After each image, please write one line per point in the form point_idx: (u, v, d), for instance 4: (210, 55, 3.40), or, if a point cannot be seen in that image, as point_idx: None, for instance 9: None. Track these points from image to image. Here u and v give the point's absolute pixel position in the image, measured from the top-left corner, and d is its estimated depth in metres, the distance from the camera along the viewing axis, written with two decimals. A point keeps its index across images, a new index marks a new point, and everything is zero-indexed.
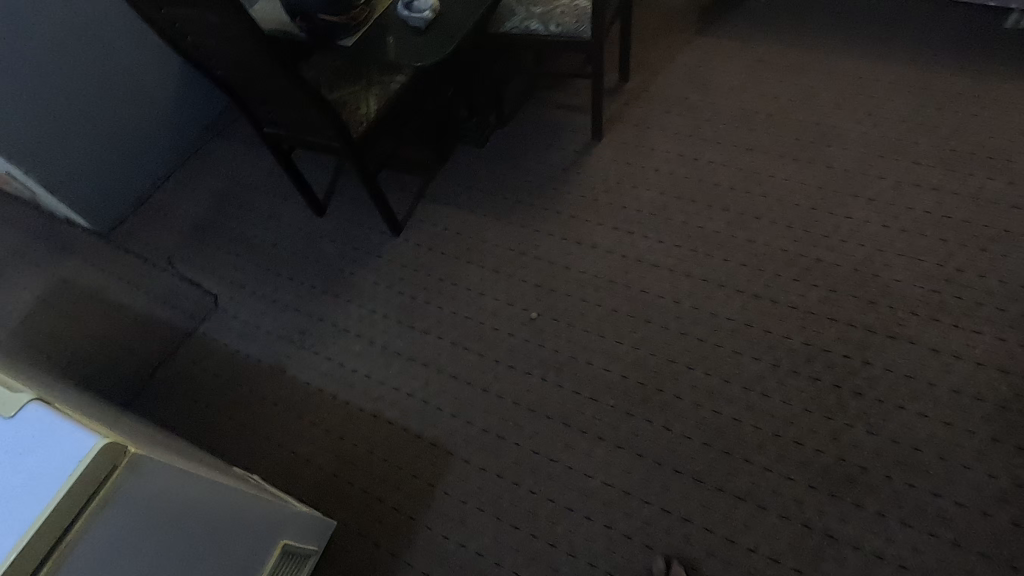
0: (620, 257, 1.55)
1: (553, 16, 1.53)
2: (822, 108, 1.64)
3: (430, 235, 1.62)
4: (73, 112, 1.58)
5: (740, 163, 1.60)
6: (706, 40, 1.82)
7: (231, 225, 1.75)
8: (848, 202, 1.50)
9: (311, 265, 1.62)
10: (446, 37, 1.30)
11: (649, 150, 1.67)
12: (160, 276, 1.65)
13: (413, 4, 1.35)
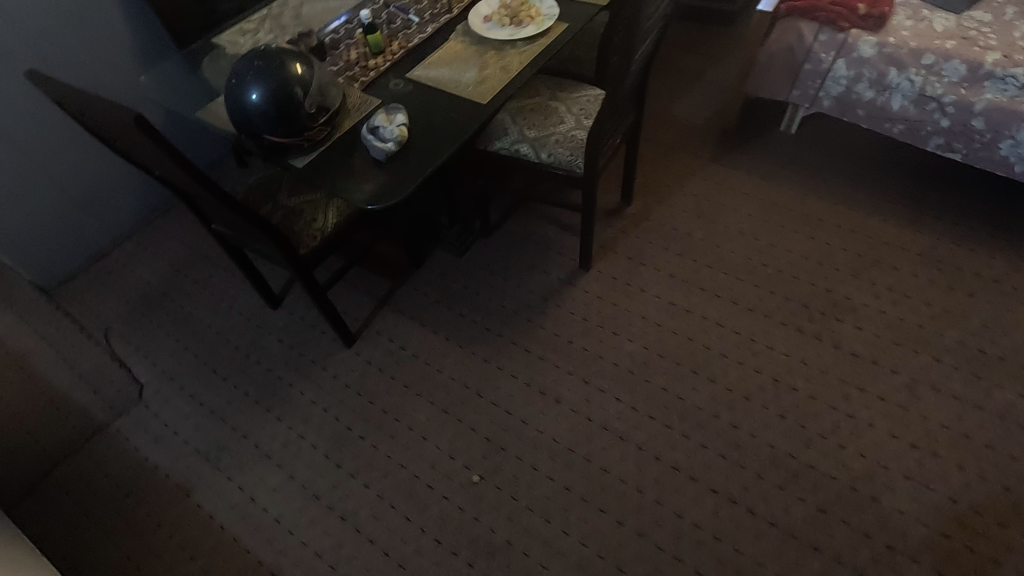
0: (585, 419, 1.41)
1: (546, 143, 1.43)
2: (830, 279, 1.59)
3: (390, 354, 1.58)
4: (35, 171, 1.68)
5: (739, 327, 1.53)
6: (716, 189, 1.83)
7: (182, 304, 1.76)
8: (852, 395, 1.39)
9: (250, 368, 1.60)
10: (410, 178, 1.12)
11: (645, 294, 1.62)
12: (92, 351, 1.68)
13: (378, 130, 1.15)
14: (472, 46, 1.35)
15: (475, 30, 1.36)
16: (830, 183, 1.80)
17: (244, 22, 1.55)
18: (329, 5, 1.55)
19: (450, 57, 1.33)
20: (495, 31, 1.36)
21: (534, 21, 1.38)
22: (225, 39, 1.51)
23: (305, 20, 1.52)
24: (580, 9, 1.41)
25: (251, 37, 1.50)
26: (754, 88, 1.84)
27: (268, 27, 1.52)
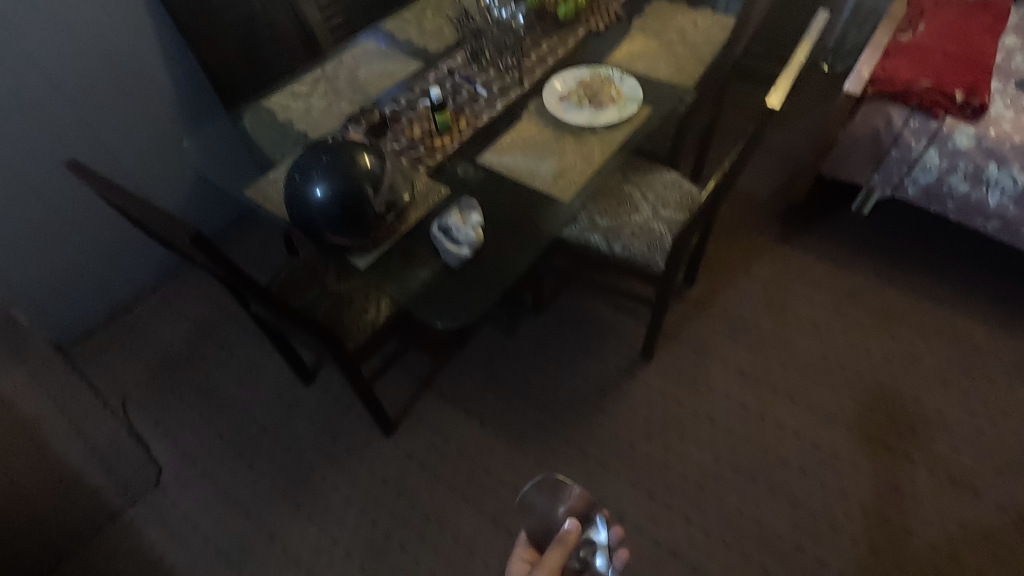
0: (651, 542, 1.28)
1: (620, 234, 1.31)
2: (917, 387, 1.46)
3: (432, 447, 1.44)
4: (65, 220, 1.58)
5: (819, 439, 1.39)
6: (785, 273, 1.71)
7: (206, 372, 1.63)
8: (950, 531, 1.26)
9: (279, 454, 1.46)
10: (481, 292, 1.04)
11: (712, 392, 1.49)
12: (107, 422, 1.55)
13: (450, 232, 1.03)
14: (549, 130, 1.24)
15: (552, 112, 1.26)
16: (910, 274, 1.67)
17: (296, 83, 1.45)
18: (388, 69, 1.45)
19: (525, 143, 1.22)
20: (574, 114, 1.25)
21: (615, 104, 1.27)
22: (275, 102, 1.40)
23: (361, 83, 1.42)
24: (665, 93, 1.31)
25: (303, 100, 1.39)
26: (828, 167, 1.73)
27: (322, 90, 1.42)
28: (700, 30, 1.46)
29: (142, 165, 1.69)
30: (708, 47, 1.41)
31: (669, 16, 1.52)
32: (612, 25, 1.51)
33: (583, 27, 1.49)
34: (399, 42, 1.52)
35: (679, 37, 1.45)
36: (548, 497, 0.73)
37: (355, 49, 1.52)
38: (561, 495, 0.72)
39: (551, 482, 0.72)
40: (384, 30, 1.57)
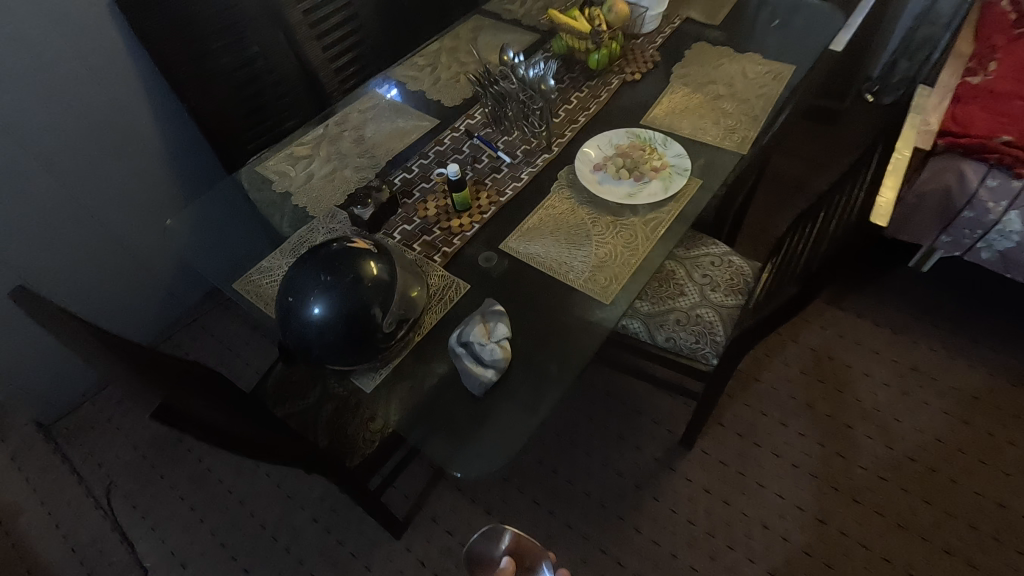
0: None
1: (662, 322, 1.15)
2: (1000, 488, 1.28)
3: (448, 552, 1.29)
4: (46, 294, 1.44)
5: (891, 552, 1.22)
6: (840, 343, 1.53)
7: (198, 455, 1.48)
8: None
9: (277, 557, 1.31)
10: (514, 426, 0.85)
11: (764, 489, 1.32)
12: (89, 516, 1.41)
13: (478, 350, 0.86)
14: (584, 208, 1.08)
15: (587, 186, 1.09)
16: (982, 346, 1.49)
17: (296, 143, 1.30)
18: (398, 126, 1.29)
19: (558, 225, 1.06)
20: (612, 189, 1.09)
21: (660, 176, 1.10)
22: (272, 167, 1.25)
23: (369, 145, 1.26)
24: (716, 160, 1.14)
25: (304, 165, 1.24)
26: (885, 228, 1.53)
27: (324, 152, 1.26)
28: (750, 80, 1.30)
29: (139, 224, 1.56)
30: (761, 101, 1.25)
31: (713, 62, 1.35)
32: (649, 73, 1.35)
33: (617, 77, 1.33)
34: (411, 95, 1.37)
35: (727, 89, 1.28)
36: (486, 543, 0.71)
37: (362, 102, 1.37)
38: (495, 539, 0.70)
39: (485, 531, 0.71)
40: (395, 78, 1.42)
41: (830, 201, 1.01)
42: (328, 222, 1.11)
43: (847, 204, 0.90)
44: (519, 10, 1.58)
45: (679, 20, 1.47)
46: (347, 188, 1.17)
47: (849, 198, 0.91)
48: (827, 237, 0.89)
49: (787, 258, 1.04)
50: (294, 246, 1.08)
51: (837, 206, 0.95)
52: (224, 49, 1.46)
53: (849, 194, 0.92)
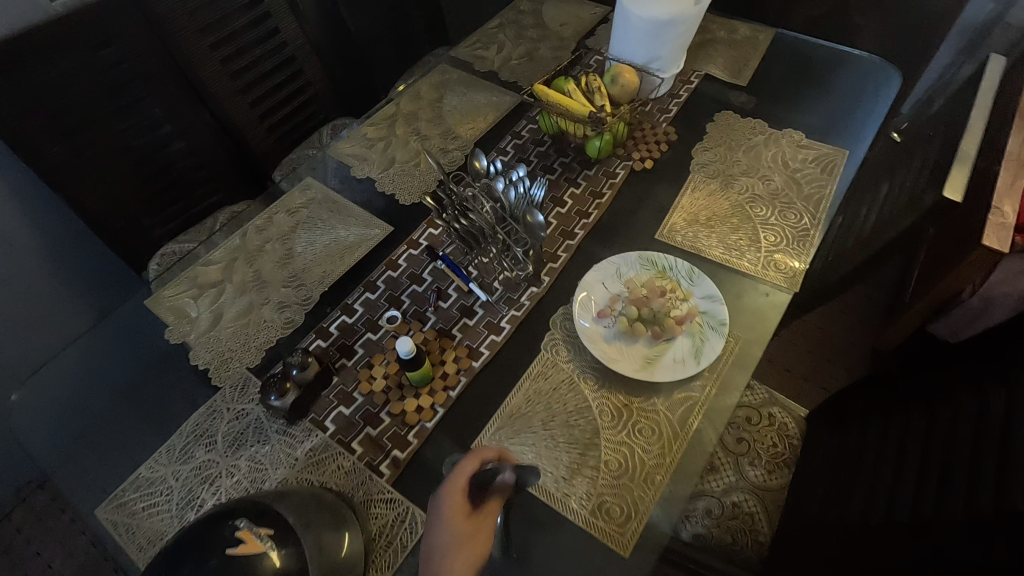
0: None
1: (688, 512, 0.87)
2: None
3: None
4: None
5: None
6: None
7: None
8: None
9: None
10: None
11: None
12: None
13: None
14: (587, 381, 0.79)
15: (590, 347, 0.81)
16: None
17: (203, 260, 0.98)
18: (340, 238, 0.99)
19: (551, 410, 0.77)
20: (623, 352, 0.81)
21: (687, 330, 0.82)
22: (168, 298, 0.93)
23: (300, 266, 0.95)
24: (758, 300, 0.87)
25: (210, 299, 0.92)
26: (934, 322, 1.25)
27: (239, 276, 0.95)
28: (793, 172, 1.02)
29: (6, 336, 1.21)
30: (809, 205, 0.97)
31: (744, 143, 1.06)
32: (663, 158, 1.06)
33: (622, 165, 1.05)
34: (359, 186, 1.06)
35: (766, 186, 1.00)
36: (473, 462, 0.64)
37: (294, 196, 1.05)
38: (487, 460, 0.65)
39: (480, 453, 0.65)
40: (338, 159, 1.10)
41: (890, 410, 0.86)
42: (235, 403, 0.80)
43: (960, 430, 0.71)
44: (494, 57, 1.27)
45: (696, 79, 1.18)
46: (267, 339, 0.87)
47: (936, 423, 0.76)
48: (921, 470, 0.72)
49: (841, 459, 0.86)
50: (186, 446, 0.77)
51: (937, 416, 0.76)
52: (113, 117, 1.12)
53: (955, 411, 0.74)
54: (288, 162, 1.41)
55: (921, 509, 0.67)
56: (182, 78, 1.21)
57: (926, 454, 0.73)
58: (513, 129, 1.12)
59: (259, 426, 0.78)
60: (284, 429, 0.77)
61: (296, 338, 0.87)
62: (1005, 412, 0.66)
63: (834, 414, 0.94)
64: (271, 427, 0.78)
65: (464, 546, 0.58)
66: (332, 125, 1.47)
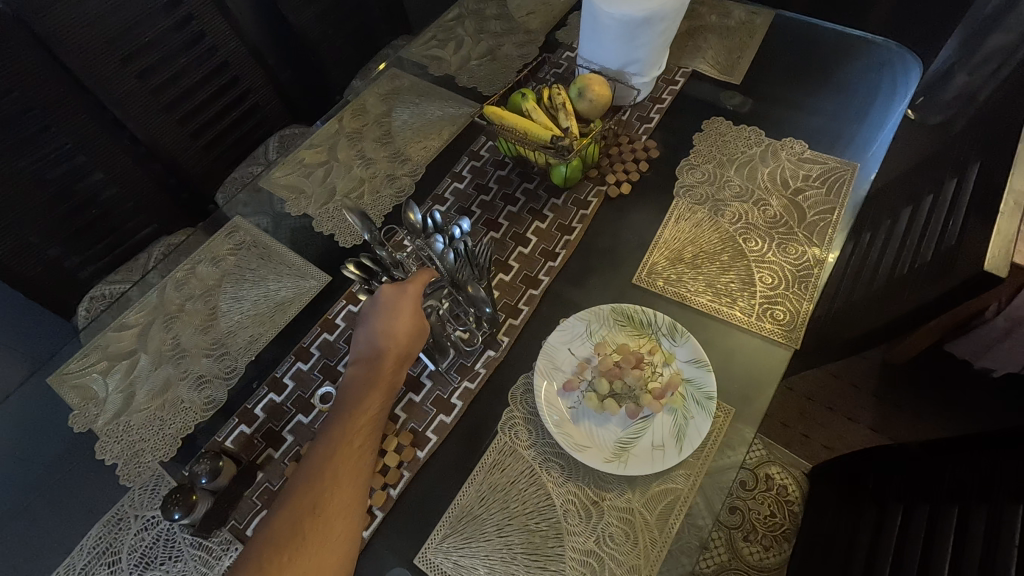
0: None
1: None
2: None
3: None
4: None
5: None
6: None
7: None
8: None
9: None
10: None
11: None
12: None
13: None
14: (550, 471, 0.68)
15: (553, 432, 0.69)
16: None
17: (116, 324, 0.85)
18: (271, 293, 0.86)
19: (508, 511, 0.66)
20: (591, 437, 0.69)
21: (668, 404, 0.70)
22: (74, 372, 0.81)
23: (225, 330, 0.83)
24: (750, 358, 0.75)
25: (122, 373, 0.80)
26: (951, 341, 1.01)
27: (156, 344, 0.83)
28: (793, 194, 0.87)
29: None
30: (812, 235, 0.83)
31: (736, 159, 0.92)
32: (641, 179, 0.92)
33: (595, 191, 0.91)
34: (294, 223, 0.93)
35: (762, 212, 0.86)
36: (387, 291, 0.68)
37: (220, 241, 0.92)
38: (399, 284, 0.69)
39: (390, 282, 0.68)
40: (271, 189, 0.96)
41: (861, 493, 0.73)
42: (144, 509, 0.70)
43: (972, 532, 0.56)
44: (451, 57, 1.10)
45: (681, 79, 1.03)
46: (183, 425, 0.75)
47: (911, 524, 0.63)
48: None
49: (815, 554, 0.73)
50: (87, 565, 0.67)
51: (943, 503, 0.61)
52: (16, 151, 0.98)
53: (931, 512, 0.62)
54: (230, 181, 1.24)
55: None
56: (93, 99, 1.06)
57: (928, 555, 0.58)
58: (470, 149, 0.97)
59: (170, 539, 0.67)
60: (198, 542, 0.67)
61: (217, 422, 0.76)
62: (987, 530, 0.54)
63: (821, 487, 0.81)
64: (183, 540, 0.67)
65: (417, 335, 0.67)
66: (279, 136, 1.29)
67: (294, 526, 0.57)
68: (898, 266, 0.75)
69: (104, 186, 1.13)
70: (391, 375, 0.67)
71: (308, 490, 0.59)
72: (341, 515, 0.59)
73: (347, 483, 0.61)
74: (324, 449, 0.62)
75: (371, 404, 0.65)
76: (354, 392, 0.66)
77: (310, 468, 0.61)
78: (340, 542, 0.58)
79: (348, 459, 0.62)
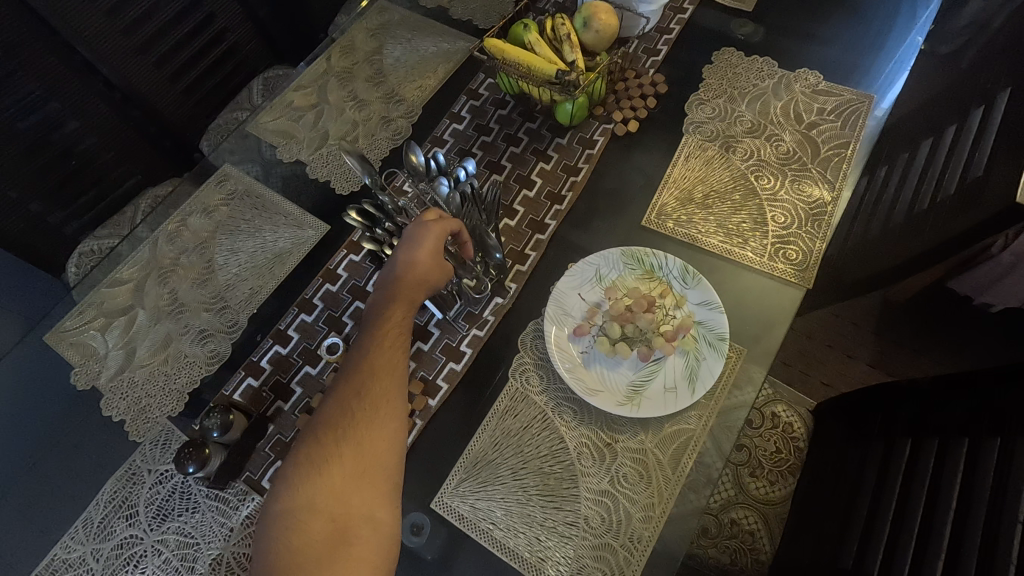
0: None
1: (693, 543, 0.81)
2: None
3: None
4: None
5: None
6: None
7: None
8: None
9: None
10: None
11: None
12: None
13: None
14: (563, 416, 0.68)
15: (567, 376, 0.68)
16: None
17: (110, 280, 0.83)
18: (268, 244, 0.83)
19: (522, 455, 0.66)
20: (604, 380, 0.68)
21: (680, 346, 0.69)
22: (70, 331, 0.79)
23: (223, 283, 0.81)
24: (762, 299, 0.74)
25: (121, 330, 0.78)
26: (953, 278, 1.00)
27: (152, 299, 0.80)
28: (807, 128, 0.84)
29: None
30: (827, 171, 0.80)
31: (748, 92, 0.88)
32: (648, 116, 0.88)
33: (601, 129, 0.87)
34: (286, 171, 0.89)
35: (774, 148, 0.83)
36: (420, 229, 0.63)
37: (210, 191, 0.88)
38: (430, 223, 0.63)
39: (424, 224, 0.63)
40: (259, 134, 0.91)
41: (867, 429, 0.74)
42: (157, 463, 0.70)
43: (983, 460, 0.57)
44: None
45: (690, 6, 0.96)
46: (189, 380, 0.74)
47: (919, 455, 0.65)
48: (898, 519, 0.61)
49: (821, 488, 0.75)
50: (105, 520, 0.67)
51: (951, 436, 0.62)
52: None
53: (942, 443, 0.63)
54: (215, 128, 1.17)
55: (896, 568, 0.58)
56: (61, 41, 0.99)
57: (938, 484, 0.60)
58: (467, 87, 0.92)
59: (185, 491, 0.67)
60: (214, 494, 0.67)
61: (223, 376, 0.74)
62: (999, 460, 0.55)
63: (826, 424, 0.83)
64: (198, 492, 0.67)
65: (438, 263, 0.62)
66: (261, 79, 1.21)
67: (340, 412, 0.57)
68: (915, 203, 0.73)
69: (81, 136, 1.08)
70: (414, 287, 0.62)
71: (350, 381, 0.58)
72: (384, 402, 0.57)
73: (388, 374, 0.59)
74: (360, 349, 0.61)
75: (403, 304, 0.62)
76: (381, 297, 0.63)
77: (352, 363, 0.60)
78: (389, 422, 0.57)
79: (384, 354, 0.60)
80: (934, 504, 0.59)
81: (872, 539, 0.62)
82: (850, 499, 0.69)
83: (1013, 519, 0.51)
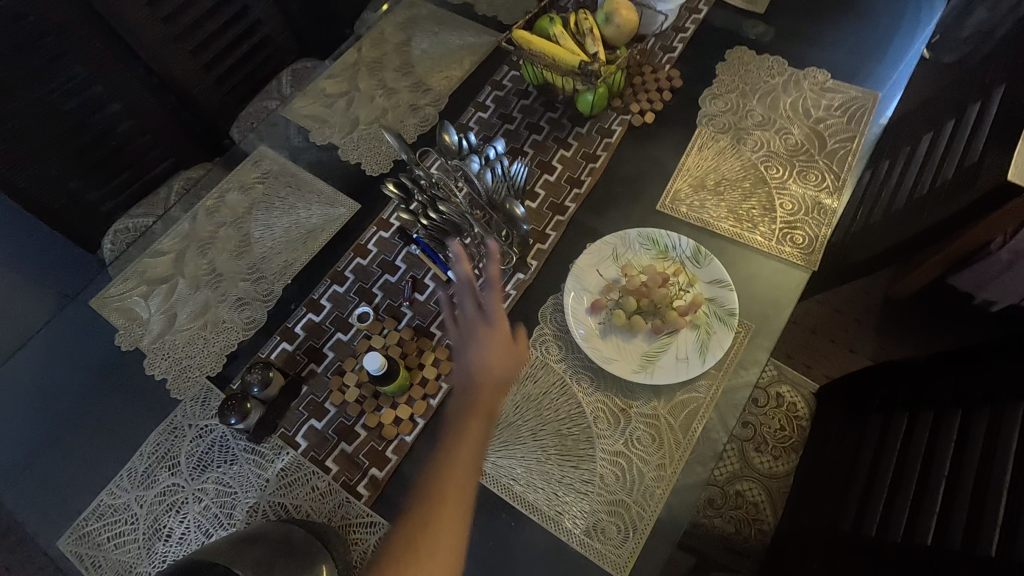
0: None
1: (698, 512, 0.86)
2: None
3: None
4: None
5: None
6: None
7: None
8: None
9: None
10: None
11: None
12: None
13: None
14: (580, 382, 0.72)
15: (585, 346, 0.72)
16: None
17: (152, 250, 0.87)
18: (301, 220, 0.88)
19: (541, 417, 0.71)
20: (620, 350, 0.73)
21: (692, 321, 0.73)
22: (113, 296, 0.83)
23: (259, 256, 0.85)
24: (769, 281, 0.78)
25: (162, 296, 0.83)
26: (953, 273, 1.04)
27: (192, 269, 0.85)
28: (815, 123, 0.89)
29: None
30: (833, 163, 0.85)
31: (759, 89, 0.93)
32: (664, 109, 0.93)
33: (619, 120, 0.92)
34: (319, 153, 0.94)
35: (783, 141, 0.87)
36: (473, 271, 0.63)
37: (247, 170, 0.93)
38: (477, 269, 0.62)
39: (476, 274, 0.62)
40: (294, 118, 0.96)
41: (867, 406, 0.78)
42: (198, 419, 0.74)
43: (974, 426, 0.61)
44: None
45: (705, 7, 1.01)
46: (226, 343, 0.79)
47: (915, 425, 0.69)
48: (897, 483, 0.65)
49: (823, 461, 0.79)
50: (148, 469, 0.71)
51: (945, 407, 0.66)
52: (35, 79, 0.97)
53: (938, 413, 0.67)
54: (246, 115, 1.22)
55: (895, 525, 0.61)
56: (106, 26, 1.04)
57: (933, 450, 0.64)
58: (492, 78, 0.97)
59: (224, 444, 0.72)
60: (251, 447, 0.71)
61: (258, 341, 0.79)
62: (989, 424, 0.60)
63: (828, 404, 0.87)
64: (236, 445, 0.72)
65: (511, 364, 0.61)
66: (291, 70, 1.26)
67: (407, 529, 0.55)
68: (915, 192, 0.78)
69: (119, 119, 1.13)
70: (490, 401, 0.60)
71: (422, 496, 0.56)
72: (449, 530, 0.55)
73: (456, 504, 0.55)
74: (438, 461, 0.58)
75: (479, 422, 0.59)
76: (459, 405, 0.60)
77: (426, 478, 0.58)
78: (452, 550, 0.54)
79: (459, 475, 0.57)
80: (929, 468, 0.63)
81: (872, 502, 0.66)
82: (850, 468, 0.73)
83: (1000, 476, 0.55)
